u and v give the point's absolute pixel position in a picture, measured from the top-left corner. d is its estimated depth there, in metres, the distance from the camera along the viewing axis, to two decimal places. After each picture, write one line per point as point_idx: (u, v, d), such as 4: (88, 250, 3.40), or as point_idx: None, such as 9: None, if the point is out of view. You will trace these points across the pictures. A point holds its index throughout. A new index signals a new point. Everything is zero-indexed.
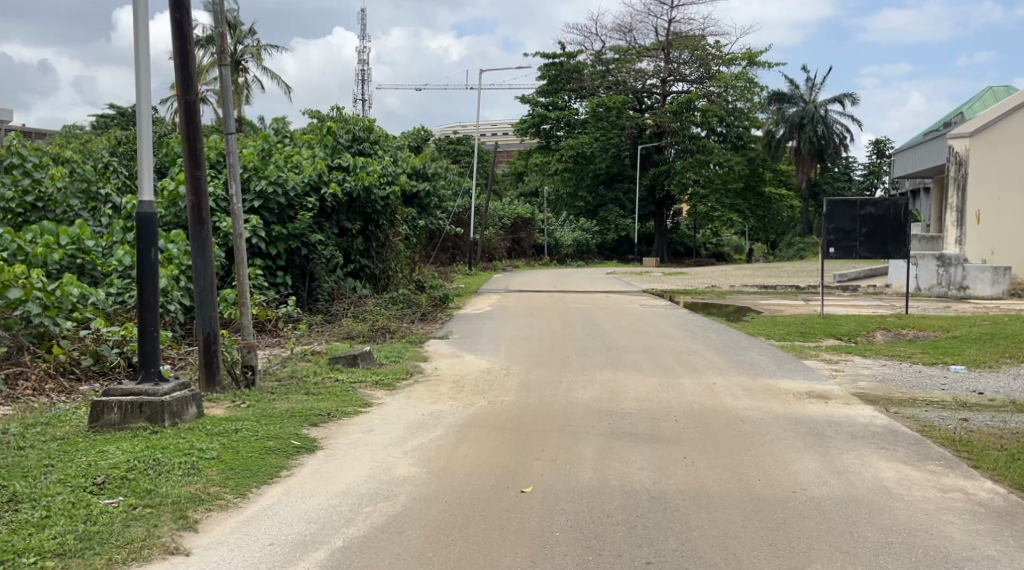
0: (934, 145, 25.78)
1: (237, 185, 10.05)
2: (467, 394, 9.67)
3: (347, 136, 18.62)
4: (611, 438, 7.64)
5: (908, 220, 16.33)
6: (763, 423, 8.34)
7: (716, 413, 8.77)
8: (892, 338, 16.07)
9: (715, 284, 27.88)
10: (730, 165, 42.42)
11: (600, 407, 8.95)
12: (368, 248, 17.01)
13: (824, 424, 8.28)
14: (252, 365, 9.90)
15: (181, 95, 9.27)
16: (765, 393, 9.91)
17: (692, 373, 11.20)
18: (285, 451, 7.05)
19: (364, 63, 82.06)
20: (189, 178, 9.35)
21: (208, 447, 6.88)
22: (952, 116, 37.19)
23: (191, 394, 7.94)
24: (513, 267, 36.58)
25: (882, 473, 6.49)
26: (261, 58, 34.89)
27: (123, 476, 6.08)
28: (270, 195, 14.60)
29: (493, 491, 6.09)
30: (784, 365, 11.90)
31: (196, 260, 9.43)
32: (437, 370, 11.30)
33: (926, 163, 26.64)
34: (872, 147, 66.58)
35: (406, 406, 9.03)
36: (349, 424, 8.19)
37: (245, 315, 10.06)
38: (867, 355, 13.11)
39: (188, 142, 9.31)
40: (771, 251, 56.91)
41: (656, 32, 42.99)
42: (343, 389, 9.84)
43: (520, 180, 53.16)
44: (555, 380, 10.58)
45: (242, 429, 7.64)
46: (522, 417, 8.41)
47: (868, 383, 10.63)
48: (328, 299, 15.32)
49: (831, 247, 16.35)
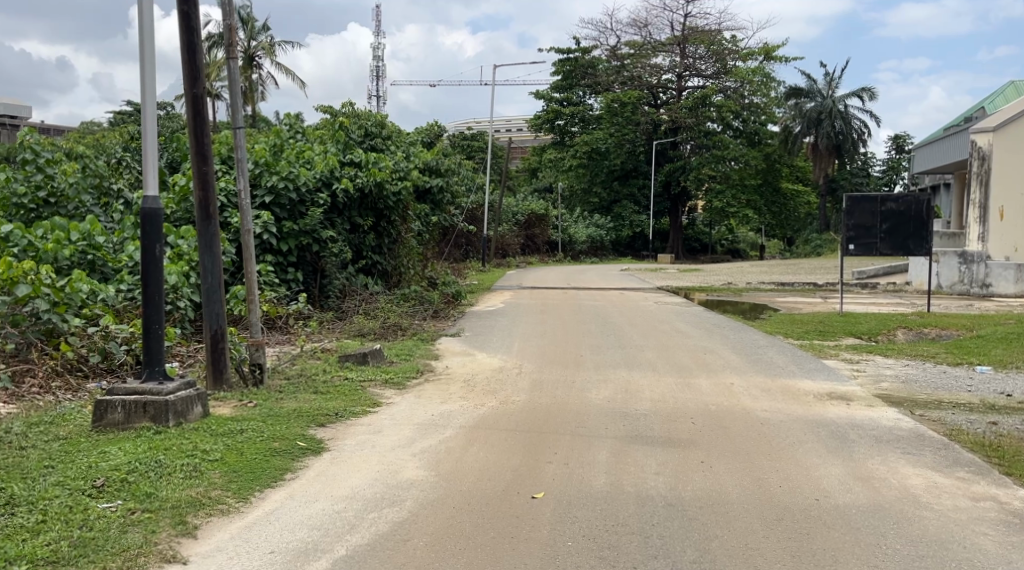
0: (955, 141, 25.41)
1: (245, 180, 9.88)
2: (478, 394, 9.49)
3: (359, 131, 18.45)
4: (626, 440, 7.44)
5: (931, 217, 15.98)
6: (784, 425, 8.12)
7: (734, 415, 8.56)
8: (914, 337, 15.80)
9: (731, 280, 27.62)
10: (747, 161, 42.08)
11: (614, 408, 8.74)
12: (380, 244, 16.84)
13: (846, 427, 8.06)
14: (259, 363, 9.75)
15: (188, 89, 9.08)
16: (785, 394, 9.69)
17: (710, 373, 10.99)
18: (290, 452, 6.87)
19: (378, 59, 81.88)
20: (196, 173, 9.18)
21: (213, 448, 6.70)
22: (973, 111, 36.78)
23: (196, 393, 7.74)
24: (526, 263, 36.40)
25: (908, 480, 6.27)
26: (274, 54, 34.77)
27: (122, 479, 5.89)
28: (281, 191, 14.47)
29: (503, 497, 5.89)
30: (804, 365, 11.67)
31: (203, 257, 9.25)
32: (448, 369, 11.13)
33: (946, 158, 26.23)
34: (891, 143, 66.15)
35: (416, 406, 8.84)
36: (357, 425, 8.01)
37: (253, 312, 9.89)
38: (888, 355, 12.86)
39: (195, 137, 9.14)
40: (787, 248, 56.57)
41: (672, 26, 42.70)
42: (352, 388, 9.67)
43: (533, 176, 52.93)
44: (568, 379, 10.38)
45: (247, 429, 7.46)
46: (534, 419, 8.20)
47: (890, 383, 10.41)
48: (340, 296, 15.09)
49: (851, 243, 16.11)
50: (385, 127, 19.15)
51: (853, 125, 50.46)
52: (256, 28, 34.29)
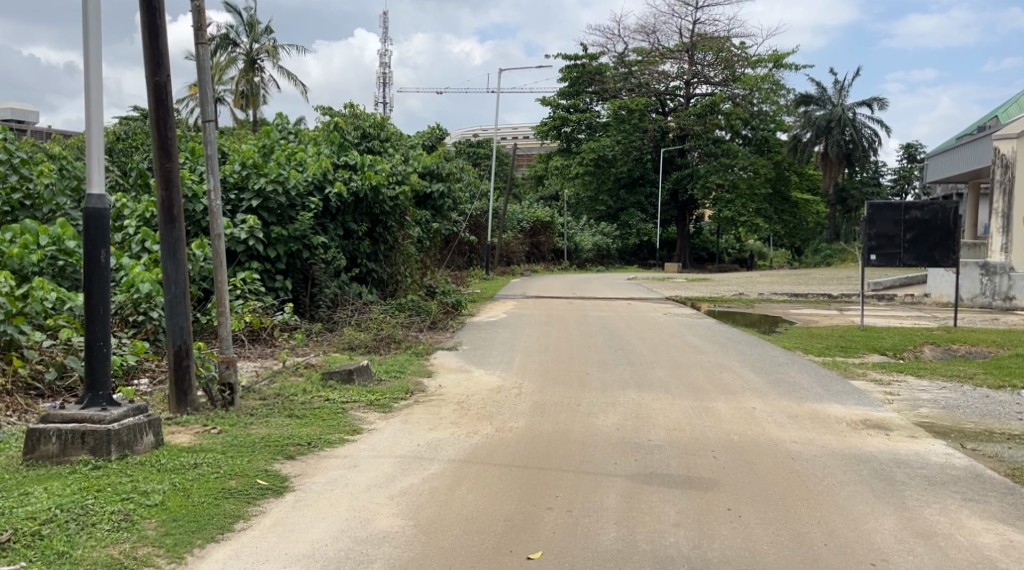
0: (969, 150, 24.28)
1: (216, 178, 8.86)
2: (472, 419, 8.48)
3: (356, 132, 17.42)
4: (639, 479, 6.46)
5: (958, 225, 14.94)
6: (819, 460, 7.15)
7: (760, 447, 7.55)
8: (943, 354, 14.79)
9: (742, 291, 26.55)
10: (756, 169, 41.08)
11: (625, 438, 7.74)
12: (376, 252, 15.82)
13: (891, 463, 7.07)
14: (231, 382, 8.71)
15: (148, 77, 8.07)
16: (814, 421, 8.72)
17: (728, 395, 9.99)
18: (248, 493, 5.89)
19: (385, 67, 80.99)
20: (159, 171, 8.18)
21: (160, 487, 5.75)
22: (985, 121, 35.72)
23: (147, 420, 6.74)
24: (531, 271, 35.47)
25: (977, 539, 5.38)
26: (276, 57, 33.70)
27: (34, 532, 4.99)
28: (270, 194, 13.54)
29: (494, 561, 5.06)
30: (831, 387, 10.66)
31: (166, 265, 8.27)
32: (441, 389, 10.13)
33: (960, 167, 25.10)
34: (902, 152, 65.21)
35: (400, 434, 7.84)
36: (330, 458, 6.99)
37: (224, 326, 8.89)
38: (922, 375, 11.83)
39: (157, 130, 8.14)
40: (798, 256, 55.48)
41: (680, 33, 41.80)
42: (332, 412, 8.68)
43: (539, 184, 51.89)
44: (572, 402, 9.38)
45: (203, 464, 6.45)
46: (535, 450, 7.21)
47: (930, 410, 9.43)
48: (331, 306, 14.02)
49: (872, 254, 15.05)
50: (384, 128, 18.13)
51: (863, 134, 49.49)
52: (259, 29, 33.32)
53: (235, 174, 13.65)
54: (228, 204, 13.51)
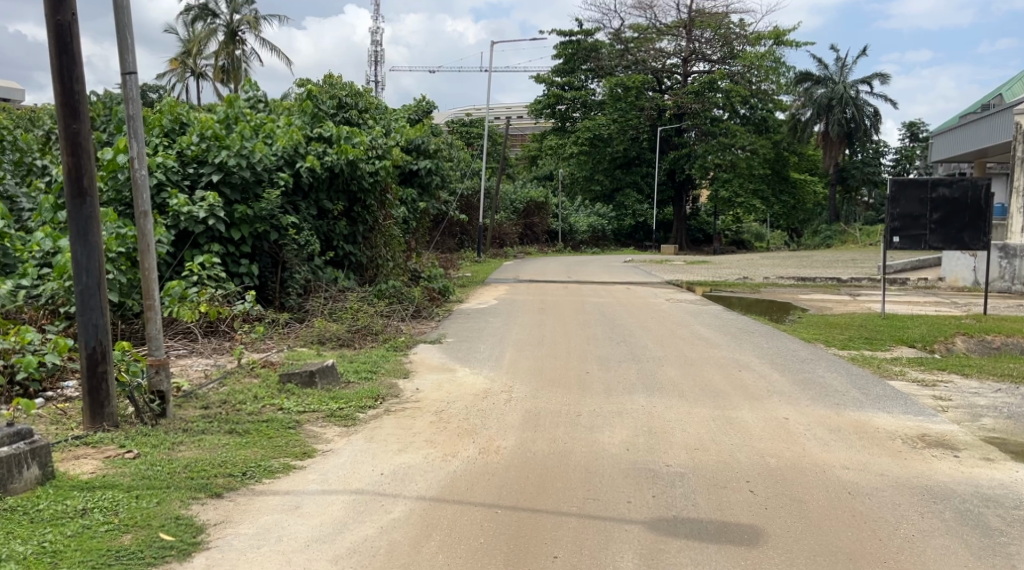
0: (973, 129, 22.72)
1: (140, 144, 7.32)
2: (451, 436, 7.00)
3: (331, 102, 15.79)
4: (662, 526, 5.06)
5: (989, 204, 13.37)
6: (883, 492, 5.74)
7: (805, 474, 6.11)
8: (978, 347, 13.30)
9: (747, 275, 24.91)
10: (755, 149, 39.19)
11: (637, 464, 6.27)
12: (353, 233, 14.20)
13: (977, 501, 5.61)
14: (162, 391, 7.20)
15: (48, 16, 6.52)
16: (864, 436, 7.24)
17: (754, 401, 8.50)
18: (141, 552, 4.65)
19: (377, 44, 79.17)
20: (63, 133, 6.64)
21: (20, 549, 4.59)
22: (989, 99, 34.26)
23: (28, 450, 5.22)
24: (525, 253, 33.93)
25: None
26: (258, 28, 31.84)
27: None
28: (233, 168, 11.81)
29: None
30: (870, 390, 9.16)
31: (76, 249, 6.72)
32: (417, 395, 8.61)
33: (964, 147, 23.48)
34: (904, 130, 63.54)
35: (360, 458, 6.36)
36: (265, 495, 5.49)
37: (154, 322, 7.33)
38: (967, 374, 10.35)
39: (61, 82, 6.59)
40: (796, 236, 54.02)
41: (677, 8, 40.04)
42: (282, 428, 7.19)
43: (533, 163, 50.07)
44: (572, 411, 7.88)
45: (94, 507, 5.06)
46: (528, 480, 5.80)
47: (994, 422, 7.95)
48: (301, 294, 12.53)
49: (895, 235, 13.50)
50: (362, 99, 16.53)
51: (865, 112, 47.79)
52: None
53: (192, 147, 11.82)
54: (186, 178, 11.70)
